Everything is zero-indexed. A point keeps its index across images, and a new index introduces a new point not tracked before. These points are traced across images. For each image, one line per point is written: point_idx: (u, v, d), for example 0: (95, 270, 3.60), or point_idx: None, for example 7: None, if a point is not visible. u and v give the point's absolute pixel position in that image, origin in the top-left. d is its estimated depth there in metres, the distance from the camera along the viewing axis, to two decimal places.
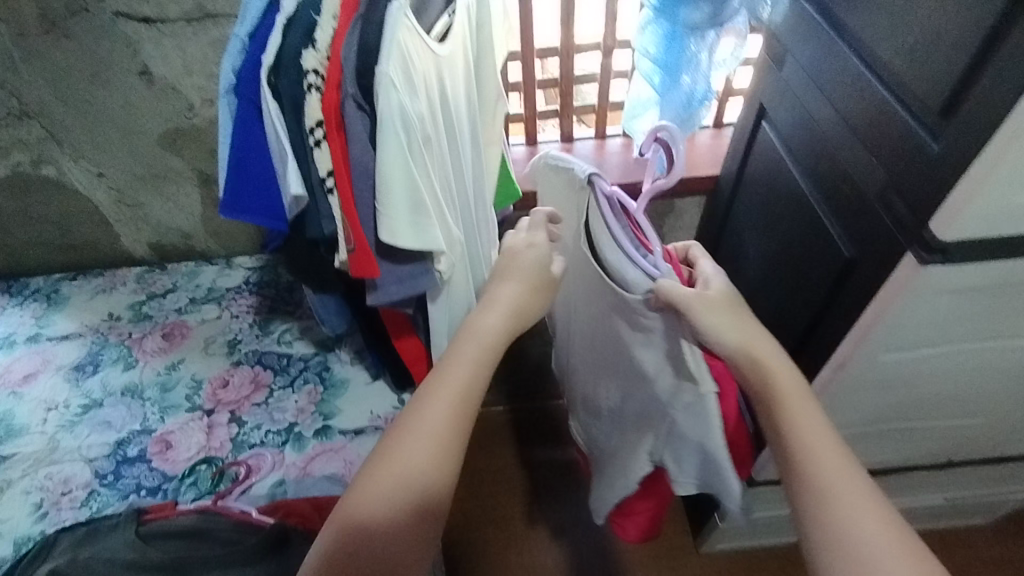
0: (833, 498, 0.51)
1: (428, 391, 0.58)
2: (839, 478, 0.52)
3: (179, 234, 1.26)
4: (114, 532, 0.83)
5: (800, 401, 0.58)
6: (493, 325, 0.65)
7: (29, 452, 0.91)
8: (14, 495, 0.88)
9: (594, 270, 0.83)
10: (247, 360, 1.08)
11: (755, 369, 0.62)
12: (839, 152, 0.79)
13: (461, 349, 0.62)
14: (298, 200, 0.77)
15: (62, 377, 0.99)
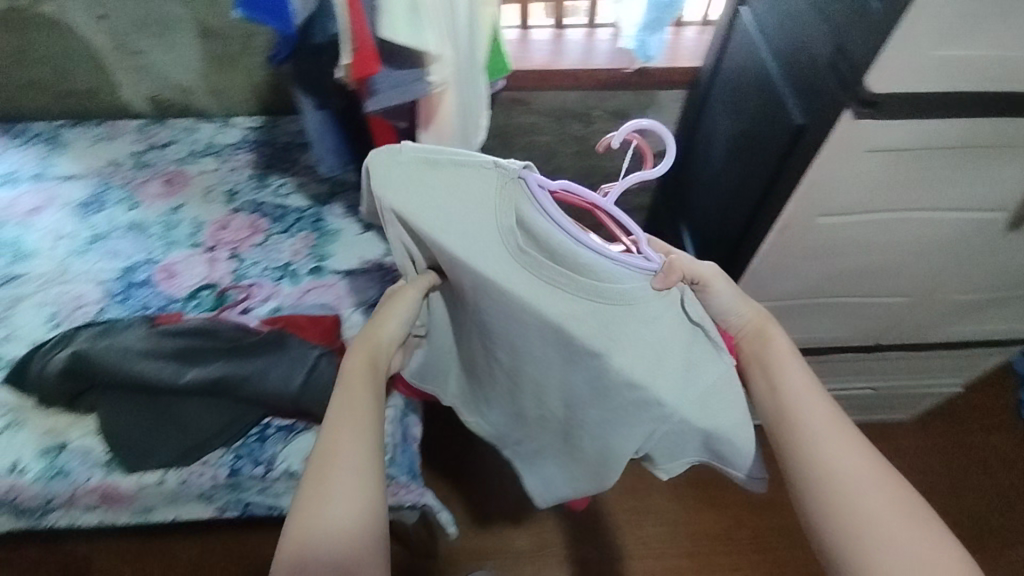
0: (824, 446, 0.56)
1: (338, 433, 0.54)
2: (825, 428, 0.57)
3: (176, 87, 1.18)
4: (128, 329, 0.83)
5: (791, 360, 0.63)
6: (369, 358, 0.63)
7: (43, 272, 0.98)
8: (32, 306, 0.94)
9: (545, 283, 0.63)
10: (245, 208, 1.08)
11: (755, 337, 0.66)
12: (808, 29, 0.82)
13: (349, 385, 0.59)
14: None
15: (69, 212, 1.06)
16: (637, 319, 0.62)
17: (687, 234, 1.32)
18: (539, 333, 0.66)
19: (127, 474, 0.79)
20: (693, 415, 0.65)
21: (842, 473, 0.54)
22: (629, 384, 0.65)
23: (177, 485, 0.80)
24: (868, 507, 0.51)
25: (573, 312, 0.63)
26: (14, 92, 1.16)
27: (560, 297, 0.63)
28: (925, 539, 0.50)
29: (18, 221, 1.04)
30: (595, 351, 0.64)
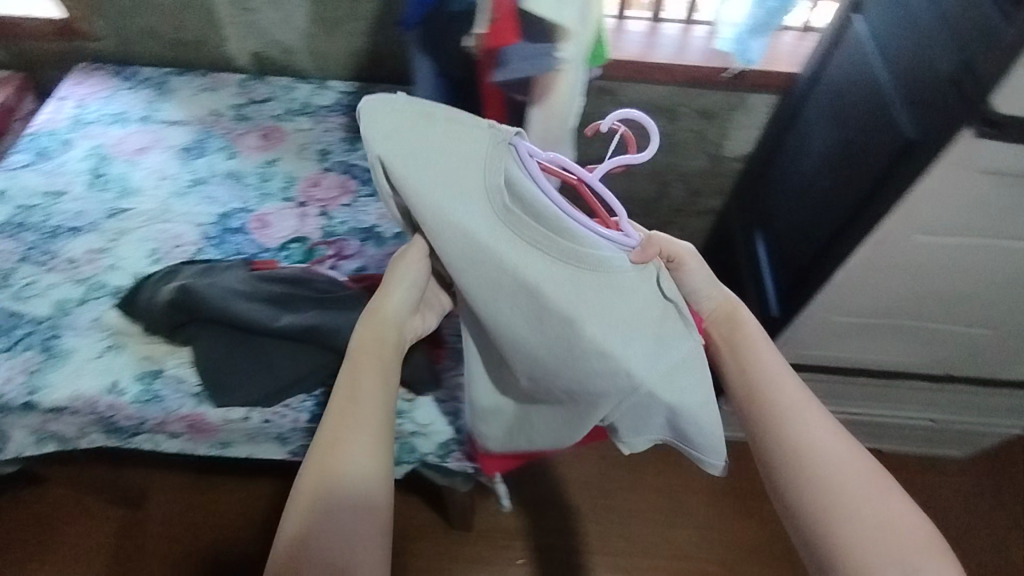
0: (795, 426, 0.59)
1: (347, 409, 0.59)
2: (794, 409, 0.61)
3: (279, 46, 1.22)
4: (228, 271, 0.87)
5: (760, 342, 0.67)
6: (375, 333, 0.67)
7: (146, 209, 1.03)
8: (135, 240, 0.99)
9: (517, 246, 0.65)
10: (336, 169, 1.12)
11: (727, 320, 0.71)
12: (932, 44, 0.81)
13: (355, 361, 0.63)
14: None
15: (173, 155, 1.11)
16: (610, 289, 0.66)
17: (760, 243, 1.31)
18: (510, 297, 0.67)
19: (217, 407, 0.83)
20: (661, 388, 0.67)
21: (812, 450, 0.58)
22: (599, 354, 0.66)
23: (260, 424, 0.84)
24: (834, 479, 0.55)
25: (552, 277, 0.65)
26: (130, 37, 1.22)
27: (540, 261, 0.65)
28: (885, 507, 0.54)
29: (126, 159, 1.10)
30: (569, 319, 0.65)
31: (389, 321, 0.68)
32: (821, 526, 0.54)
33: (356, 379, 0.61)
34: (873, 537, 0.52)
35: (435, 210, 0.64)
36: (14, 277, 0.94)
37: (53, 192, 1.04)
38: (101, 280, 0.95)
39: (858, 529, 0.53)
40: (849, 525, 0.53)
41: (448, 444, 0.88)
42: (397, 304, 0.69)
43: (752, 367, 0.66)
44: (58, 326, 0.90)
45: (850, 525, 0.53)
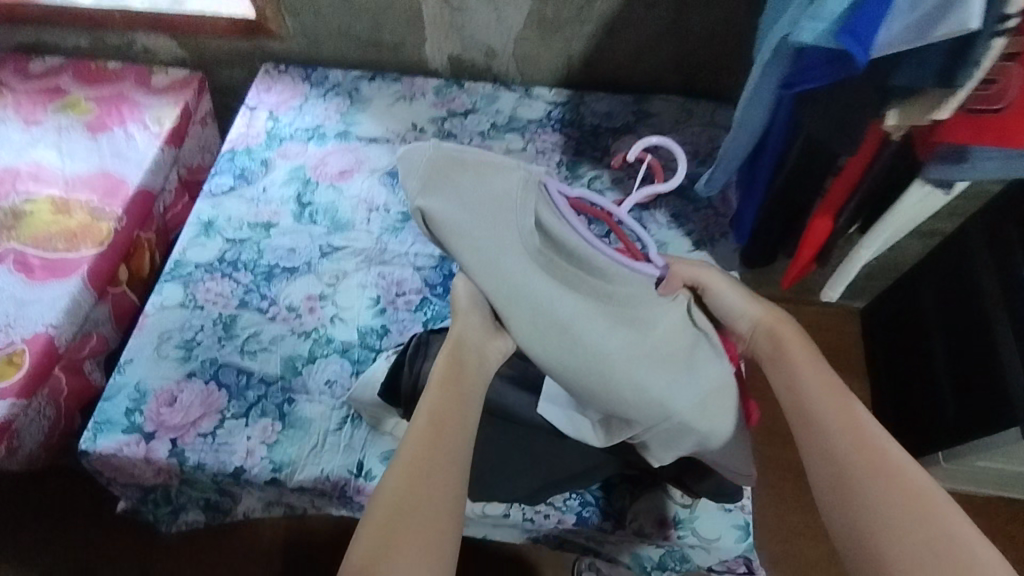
0: (858, 442, 0.53)
1: (423, 442, 0.51)
2: (858, 423, 0.54)
3: (484, 49, 1.06)
4: None
5: (809, 357, 0.59)
6: (462, 356, 0.57)
7: (361, 248, 0.93)
8: (354, 286, 0.90)
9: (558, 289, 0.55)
10: None
11: (770, 338, 0.61)
12: None
13: (434, 391, 0.55)
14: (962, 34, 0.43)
15: (380, 180, 1.00)
16: (643, 322, 0.57)
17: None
18: (548, 343, 0.56)
19: (476, 501, 0.74)
20: (696, 418, 0.59)
21: (867, 466, 0.51)
22: (635, 387, 0.57)
23: (519, 521, 0.75)
24: (895, 501, 0.49)
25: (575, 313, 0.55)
26: (323, 36, 1.09)
27: (568, 300, 0.55)
28: (942, 525, 0.47)
29: (330, 184, 0.99)
30: (597, 353, 0.56)
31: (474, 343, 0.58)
32: (872, 545, 0.48)
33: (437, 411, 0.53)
34: (929, 555, 0.46)
35: (477, 257, 0.54)
36: (237, 328, 0.87)
37: (261, 224, 0.96)
38: (328, 334, 0.86)
39: (899, 543, 0.47)
40: (907, 548, 0.47)
41: (727, 559, 0.74)
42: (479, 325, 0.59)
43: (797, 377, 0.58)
44: (291, 389, 0.82)
45: (912, 547, 0.47)
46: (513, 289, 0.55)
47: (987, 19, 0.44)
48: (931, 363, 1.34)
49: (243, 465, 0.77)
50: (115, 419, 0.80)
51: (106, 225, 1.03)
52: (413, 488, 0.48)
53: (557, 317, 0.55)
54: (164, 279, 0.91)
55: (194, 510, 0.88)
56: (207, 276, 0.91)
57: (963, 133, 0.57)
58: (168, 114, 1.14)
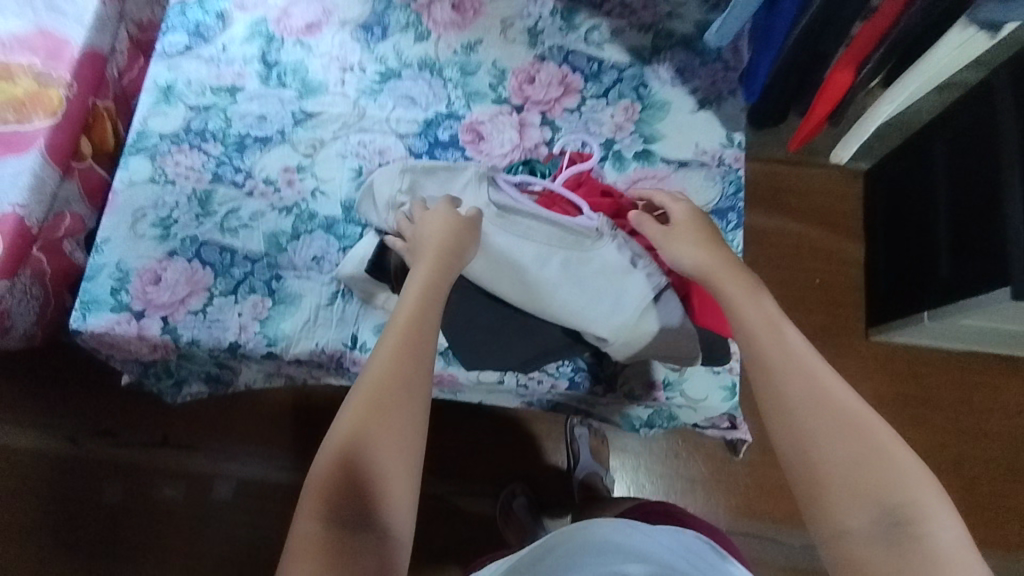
0: (783, 378, 0.54)
1: (403, 341, 0.55)
2: (784, 358, 0.55)
3: None
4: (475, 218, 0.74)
5: (749, 302, 0.58)
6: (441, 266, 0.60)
7: (338, 114, 0.86)
8: (334, 156, 0.84)
9: (505, 246, 0.66)
10: (552, 56, 0.88)
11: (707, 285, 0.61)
12: None
13: (414, 291, 0.58)
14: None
15: (352, 36, 0.89)
16: (579, 262, 0.66)
17: None
18: (506, 272, 0.66)
19: (469, 370, 0.75)
20: (636, 328, 0.64)
21: (804, 393, 0.53)
22: (582, 304, 0.64)
23: (514, 386, 0.77)
24: (819, 425, 0.51)
25: (535, 253, 0.66)
26: None
27: (530, 245, 0.67)
28: (864, 437, 0.50)
29: (297, 41, 0.89)
30: (543, 284, 0.65)
31: (459, 246, 0.62)
32: (811, 469, 0.50)
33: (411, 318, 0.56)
34: (855, 468, 0.49)
35: None
36: (214, 204, 0.83)
37: (225, 89, 0.87)
38: (309, 209, 0.82)
39: (835, 463, 0.50)
40: (836, 467, 0.50)
41: (712, 418, 0.78)
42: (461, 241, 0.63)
43: (737, 312, 0.58)
44: (277, 265, 0.80)
45: (839, 465, 0.50)
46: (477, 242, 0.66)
47: None
48: (933, 226, 1.31)
49: (238, 340, 0.77)
50: (101, 299, 0.78)
51: (55, 92, 0.94)
52: (396, 382, 0.53)
53: (507, 256, 0.66)
54: (128, 152, 0.85)
55: (197, 382, 0.89)
56: (174, 148, 0.84)
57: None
58: None
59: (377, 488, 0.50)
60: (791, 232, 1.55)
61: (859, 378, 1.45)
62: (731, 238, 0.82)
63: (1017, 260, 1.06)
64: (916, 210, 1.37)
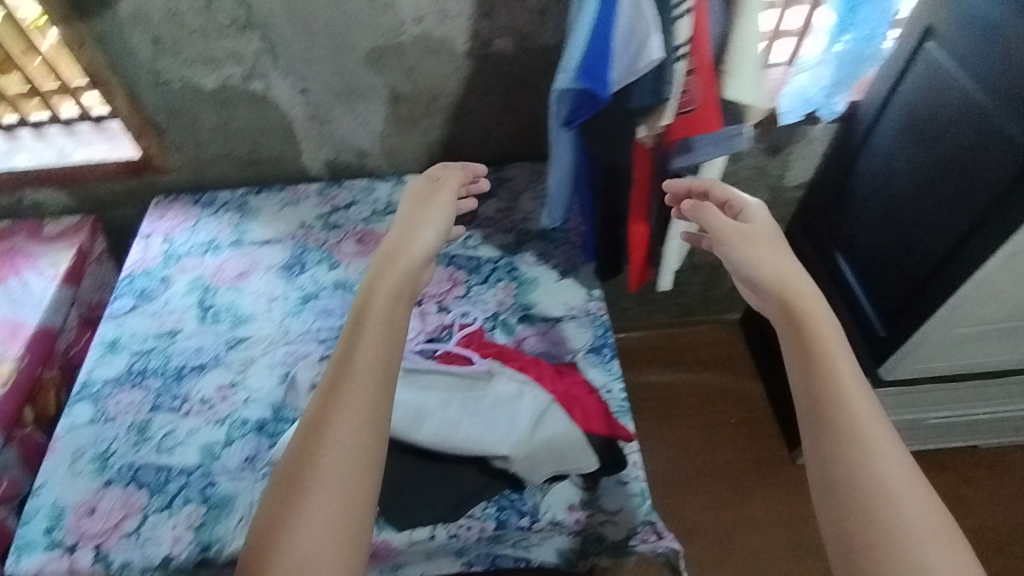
0: (850, 449, 0.53)
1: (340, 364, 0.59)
2: (853, 428, 0.54)
3: (354, 151, 1.23)
4: None
5: (835, 347, 0.59)
6: (394, 279, 0.67)
7: (265, 334, 1.01)
8: (263, 367, 0.97)
9: (409, 400, 0.78)
10: (440, 262, 1.11)
11: (784, 299, 0.64)
12: None
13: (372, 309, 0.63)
14: (651, 62, 0.60)
15: (275, 275, 1.10)
16: (476, 398, 0.78)
17: (842, 262, 1.32)
18: (413, 420, 0.76)
19: (399, 529, 0.78)
20: (529, 446, 0.75)
21: (876, 452, 0.53)
22: (482, 430, 0.75)
23: (445, 541, 0.79)
24: (876, 510, 0.50)
25: (436, 400, 0.78)
26: (226, 158, 1.22)
27: (431, 394, 0.79)
28: (915, 525, 0.49)
29: (229, 286, 1.08)
30: (447, 422, 0.76)
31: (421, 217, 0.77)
32: (851, 547, 0.50)
33: (352, 346, 0.60)
34: (906, 529, 0.48)
35: None
36: (153, 429, 0.91)
37: (166, 332, 1.02)
38: (241, 416, 0.92)
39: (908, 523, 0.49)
40: (877, 550, 0.48)
41: (636, 529, 0.81)
42: (420, 237, 0.73)
43: (821, 351, 0.59)
44: (212, 472, 0.86)
45: (877, 545, 0.48)
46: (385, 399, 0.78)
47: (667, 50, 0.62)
48: None
49: (171, 553, 0.79)
50: (34, 540, 0.80)
51: (7, 367, 1.05)
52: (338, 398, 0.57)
53: (411, 405, 0.77)
54: (72, 401, 0.94)
55: None
56: (117, 389, 0.95)
57: (679, 134, 0.70)
58: (64, 256, 1.20)
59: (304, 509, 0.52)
60: (699, 384, 1.78)
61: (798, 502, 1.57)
62: (610, 366, 0.96)
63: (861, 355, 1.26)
64: None
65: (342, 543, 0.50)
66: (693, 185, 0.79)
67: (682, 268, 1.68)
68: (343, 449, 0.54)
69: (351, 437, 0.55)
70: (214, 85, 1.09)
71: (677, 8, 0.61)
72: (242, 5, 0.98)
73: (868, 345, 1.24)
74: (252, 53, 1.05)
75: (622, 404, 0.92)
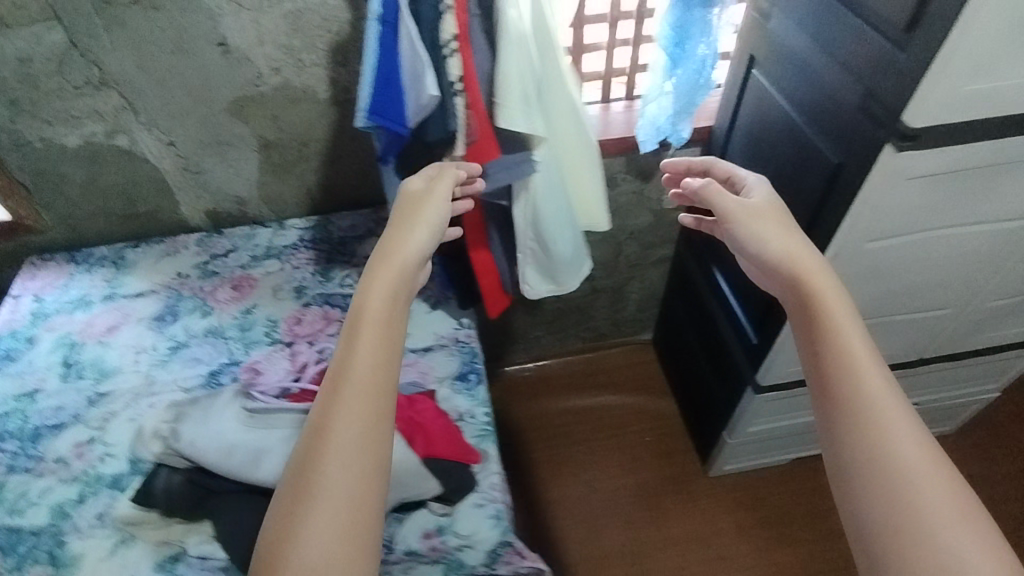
0: (868, 430, 0.55)
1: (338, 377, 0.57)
2: (872, 409, 0.56)
3: (233, 199, 1.25)
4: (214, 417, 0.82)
5: (850, 325, 0.60)
6: (393, 280, 0.62)
7: (130, 386, 1.00)
8: (124, 419, 0.95)
9: (249, 442, 0.79)
10: (315, 301, 1.12)
11: (793, 277, 0.65)
12: (836, 90, 0.87)
13: (373, 317, 0.60)
14: (431, 100, 0.66)
15: (146, 326, 1.09)
16: None
17: (719, 276, 1.38)
18: (253, 460, 0.77)
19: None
20: None
21: (896, 435, 0.54)
22: None
23: None
24: (896, 493, 0.52)
25: (278, 438, 0.80)
26: (101, 214, 1.22)
27: (274, 433, 0.80)
28: (940, 509, 0.50)
29: (97, 341, 1.07)
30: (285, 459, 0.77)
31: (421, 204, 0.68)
32: (868, 528, 0.52)
33: (347, 354, 0.58)
34: (925, 514, 0.50)
35: (192, 445, 0.78)
36: (3, 492, 0.88)
37: (27, 392, 1.00)
38: (97, 472, 0.90)
39: (930, 508, 0.50)
40: (892, 536, 0.50)
41: (496, 551, 0.81)
42: (417, 236, 0.66)
43: (837, 332, 0.60)
44: (62, 532, 0.84)
45: (900, 536, 0.50)
46: (225, 442, 0.78)
47: (442, 87, 0.66)
48: (698, 362, 1.58)
49: None
50: None
51: None
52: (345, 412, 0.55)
53: (250, 446, 0.78)
54: None
55: None
56: None
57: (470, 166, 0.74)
58: None
59: (301, 525, 0.50)
60: (614, 407, 1.80)
61: (715, 513, 1.60)
62: (475, 392, 0.98)
63: (743, 364, 1.32)
64: (687, 354, 1.65)
65: (353, 558, 0.50)
66: (695, 164, 0.86)
67: (585, 294, 1.72)
68: (344, 459, 0.53)
69: (350, 448, 0.54)
70: (78, 142, 1.10)
71: (446, 48, 0.65)
72: (94, 64, 1.01)
73: (746, 354, 1.30)
74: (112, 109, 1.07)
75: (483, 427, 0.93)
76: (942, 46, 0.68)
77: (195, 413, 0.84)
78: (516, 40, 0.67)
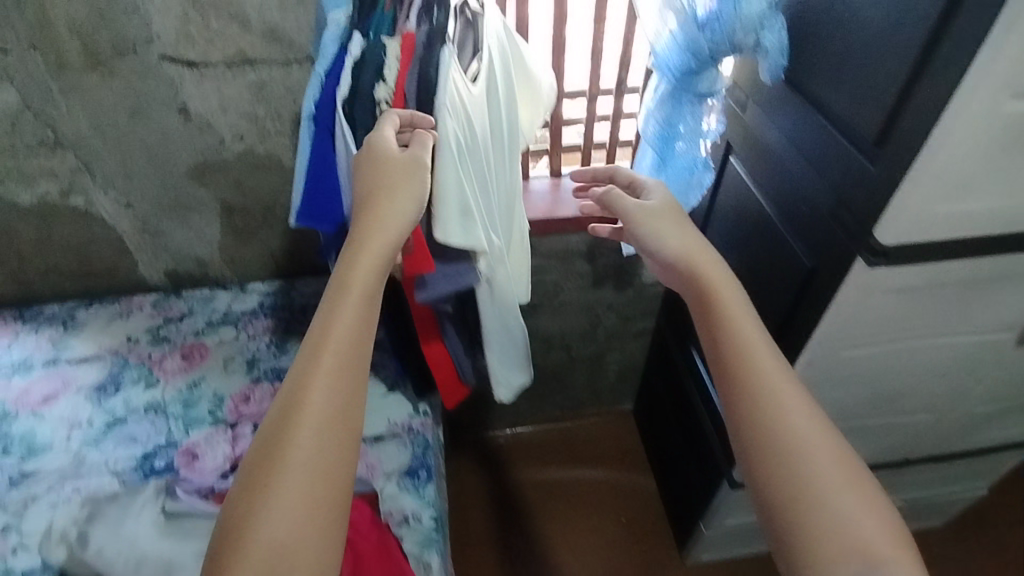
0: (768, 409, 0.57)
1: (320, 347, 0.55)
2: (768, 391, 0.58)
3: (194, 260, 1.20)
4: (130, 518, 0.77)
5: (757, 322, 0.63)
6: (378, 251, 0.59)
7: (58, 466, 0.94)
8: (46, 504, 0.89)
9: (164, 553, 0.73)
10: (266, 376, 1.06)
11: (689, 270, 0.68)
12: (807, 189, 0.84)
13: (353, 287, 0.57)
14: None
15: (85, 397, 1.03)
16: None
17: (697, 357, 1.33)
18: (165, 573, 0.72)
19: None
20: None
21: (799, 414, 0.57)
22: None
23: None
24: (795, 463, 0.54)
25: (196, 551, 0.74)
26: (53, 271, 1.17)
27: (194, 541, 0.75)
28: (827, 473, 0.54)
29: (30, 412, 1.01)
30: None
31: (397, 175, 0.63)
32: (774, 496, 0.55)
33: (324, 323, 0.56)
34: (825, 481, 0.53)
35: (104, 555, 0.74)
36: None
37: None
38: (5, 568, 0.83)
39: (826, 473, 0.54)
40: (791, 502, 0.53)
41: None
42: (405, 206, 0.62)
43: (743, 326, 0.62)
44: None
45: (803, 503, 0.53)
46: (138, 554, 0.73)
47: None
48: (675, 441, 1.51)
49: None
50: None
51: None
52: (320, 378, 0.54)
53: (165, 559, 0.73)
54: None
55: None
56: None
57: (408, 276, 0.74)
58: None
59: (273, 493, 0.49)
60: (590, 481, 1.72)
61: None
62: (425, 491, 0.91)
63: (719, 455, 1.25)
64: (665, 431, 1.59)
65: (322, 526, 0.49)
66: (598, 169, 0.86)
67: (563, 362, 1.66)
68: (318, 425, 0.52)
69: (328, 413, 0.53)
70: (31, 201, 1.06)
71: None
72: (48, 126, 0.98)
73: (722, 445, 1.24)
74: (67, 170, 1.03)
75: (429, 535, 0.86)
76: (912, 165, 0.66)
77: (113, 515, 0.78)
78: (453, 158, 0.67)
